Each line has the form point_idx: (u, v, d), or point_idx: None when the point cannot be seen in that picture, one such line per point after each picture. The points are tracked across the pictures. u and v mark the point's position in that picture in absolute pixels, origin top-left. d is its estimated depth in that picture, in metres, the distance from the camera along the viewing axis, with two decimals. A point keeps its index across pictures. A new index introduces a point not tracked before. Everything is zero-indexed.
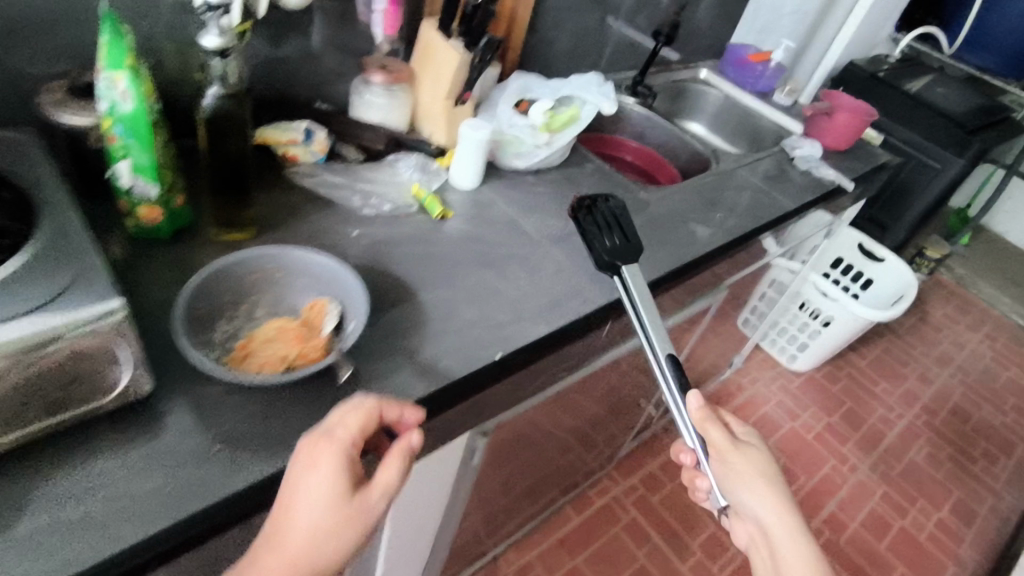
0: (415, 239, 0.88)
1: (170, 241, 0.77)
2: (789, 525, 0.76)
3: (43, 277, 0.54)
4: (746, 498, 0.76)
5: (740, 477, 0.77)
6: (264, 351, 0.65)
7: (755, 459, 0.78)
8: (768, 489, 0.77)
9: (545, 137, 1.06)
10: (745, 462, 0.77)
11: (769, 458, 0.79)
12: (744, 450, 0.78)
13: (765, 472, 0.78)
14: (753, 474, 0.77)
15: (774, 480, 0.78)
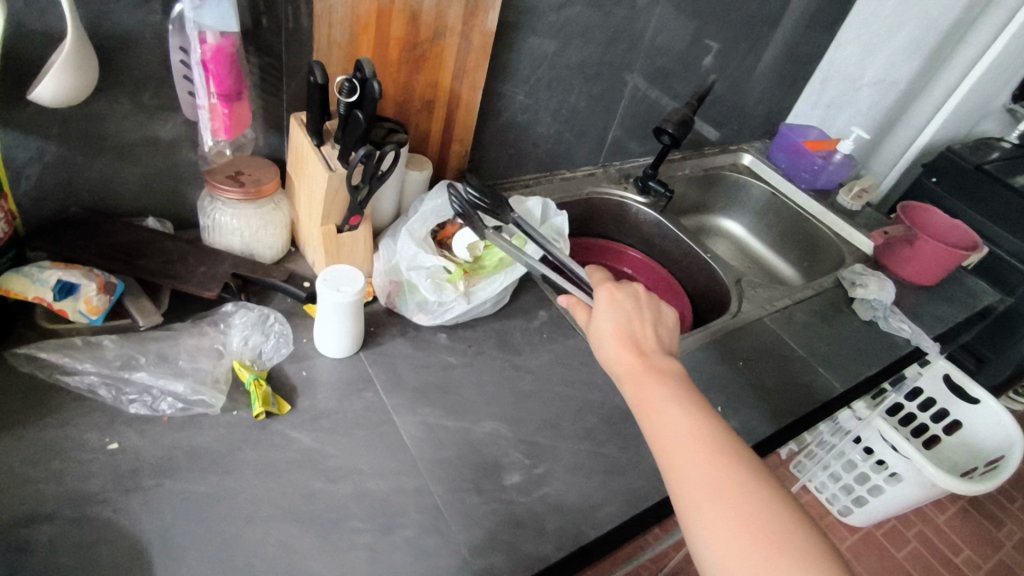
0: (208, 461, 0.57)
1: None
2: (645, 374, 0.59)
3: None
4: (606, 356, 0.63)
5: (597, 333, 0.64)
6: None
7: (619, 313, 0.64)
8: (622, 340, 0.62)
9: (459, 288, 0.74)
10: (611, 313, 0.65)
11: (630, 297, 0.66)
12: (611, 297, 0.66)
13: (623, 321, 0.64)
14: (607, 337, 0.63)
15: (624, 319, 0.64)
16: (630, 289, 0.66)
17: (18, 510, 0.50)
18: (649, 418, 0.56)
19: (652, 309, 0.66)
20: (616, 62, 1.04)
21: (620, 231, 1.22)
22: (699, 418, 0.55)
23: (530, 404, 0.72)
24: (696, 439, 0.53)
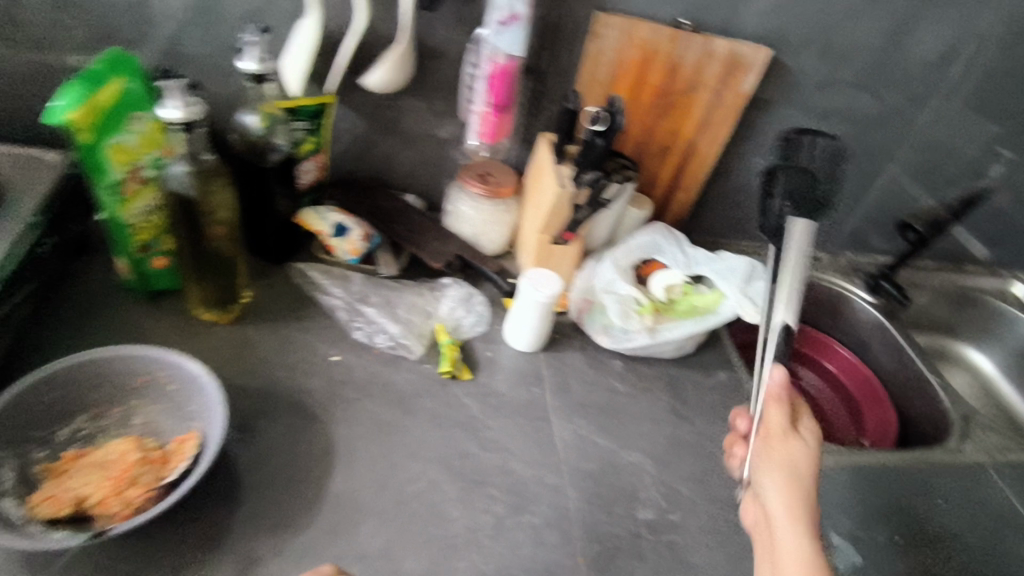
0: (393, 395, 0.67)
1: (145, 302, 0.70)
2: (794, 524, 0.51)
3: None
4: (763, 482, 0.55)
5: (765, 454, 0.56)
6: (51, 482, 0.51)
7: (801, 457, 0.55)
8: (785, 482, 0.53)
9: (646, 321, 0.77)
10: (793, 449, 0.56)
11: (811, 445, 0.57)
12: (806, 441, 0.57)
13: (804, 469, 0.55)
14: (771, 471, 0.55)
15: (791, 463, 0.55)
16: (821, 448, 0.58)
17: (260, 379, 0.65)
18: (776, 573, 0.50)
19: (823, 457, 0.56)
20: (875, 149, 0.97)
21: (833, 324, 1.12)
22: None
23: (684, 453, 0.70)
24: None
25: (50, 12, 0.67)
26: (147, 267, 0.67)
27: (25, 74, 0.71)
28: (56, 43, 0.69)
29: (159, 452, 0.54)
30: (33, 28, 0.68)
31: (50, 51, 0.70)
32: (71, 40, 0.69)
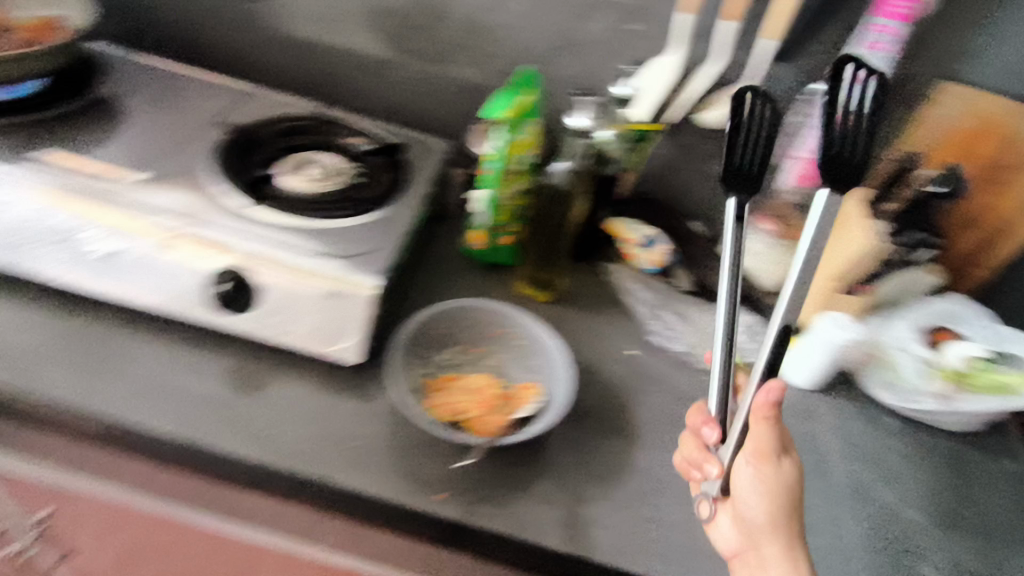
0: (682, 395, 0.74)
1: (481, 270, 0.84)
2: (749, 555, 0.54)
3: (351, 247, 0.67)
4: (747, 501, 0.54)
5: (760, 478, 0.53)
6: (437, 395, 0.64)
7: (777, 493, 0.53)
8: (784, 501, 0.54)
9: (944, 388, 0.75)
10: (776, 483, 0.53)
11: (794, 462, 0.55)
12: (790, 477, 0.54)
13: (772, 509, 0.53)
14: (756, 491, 0.54)
15: (784, 487, 0.54)
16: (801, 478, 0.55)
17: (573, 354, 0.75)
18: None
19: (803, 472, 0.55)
20: None
21: None
22: None
23: (963, 526, 0.69)
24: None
25: (462, 32, 0.85)
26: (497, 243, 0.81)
27: (425, 77, 0.89)
28: (456, 55, 0.87)
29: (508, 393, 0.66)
30: (445, 40, 0.86)
31: (450, 59, 0.88)
32: (469, 53, 0.87)
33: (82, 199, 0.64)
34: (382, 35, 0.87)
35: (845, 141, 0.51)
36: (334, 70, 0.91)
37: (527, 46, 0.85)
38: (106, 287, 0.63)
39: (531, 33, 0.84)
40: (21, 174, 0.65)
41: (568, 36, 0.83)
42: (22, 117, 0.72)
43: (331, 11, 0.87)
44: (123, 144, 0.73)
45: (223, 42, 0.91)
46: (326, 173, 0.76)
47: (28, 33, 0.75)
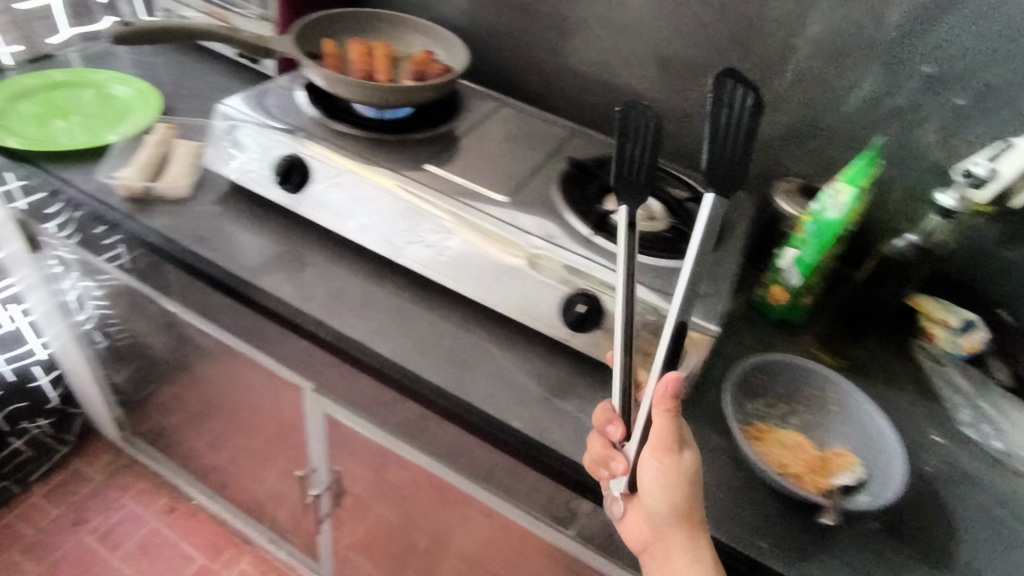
0: (999, 497, 0.69)
1: (770, 326, 0.84)
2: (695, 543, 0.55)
3: (684, 287, 0.71)
4: (671, 500, 0.55)
5: (680, 476, 0.55)
6: (760, 445, 0.66)
7: (673, 489, 0.55)
8: (689, 495, 0.55)
9: None
10: (678, 477, 0.55)
11: (696, 452, 0.56)
12: (684, 467, 0.55)
13: (679, 504, 0.55)
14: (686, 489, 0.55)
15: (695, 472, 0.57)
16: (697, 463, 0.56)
17: None
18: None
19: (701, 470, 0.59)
20: None
21: None
22: None
23: None
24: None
25: (782, 90, 0.89)
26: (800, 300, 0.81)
27: (733, 130, 0.95)
28: (770, 111, 0.91)
29: (824, 457, 0.66)
30: (763, 95, 0.91)
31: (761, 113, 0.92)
32: (782, 111, 0.91)
33: (462, 209, 0.74)
34: (702, 91, 0.95)
35: (722, 139, 0.52)
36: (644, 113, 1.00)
37: (850, 110, 0.86)
38: (473, 286, 0.74)
39: (858, 96, 0.85)
40: (418, 178, 0.78)
41: (901, 104, 0.83)
42: (410, 134, 0.86)
43: (656, 61, 0.95)
44: (484, 164, 0.84)
45: (551, 79, 1.04)
46: (653, 214, 0.81)
47: (425, 68, 0.89)
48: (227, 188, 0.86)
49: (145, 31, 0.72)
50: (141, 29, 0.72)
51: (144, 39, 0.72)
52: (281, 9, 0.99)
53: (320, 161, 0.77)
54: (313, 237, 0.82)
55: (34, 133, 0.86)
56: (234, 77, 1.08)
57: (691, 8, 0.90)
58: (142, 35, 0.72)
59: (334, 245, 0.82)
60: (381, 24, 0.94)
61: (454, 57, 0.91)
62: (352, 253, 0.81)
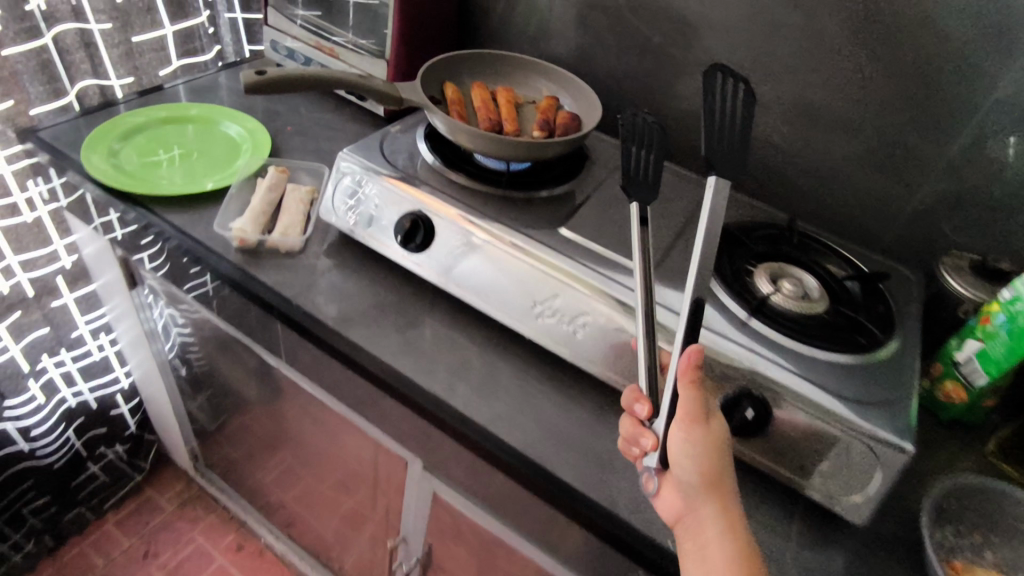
0: None
1: (943, 426, 0.74)
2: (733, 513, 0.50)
3: (863, 389, 0.60)
4: (703, 472, 0.50)
5: (709, 445, 0.51)
6: None
7: (703, 457, 0.50)
8: (719, 463, 0.51)
9: None
10: (712, 447, 0.51)
11: (721, 421, 0.53)
12: (716, 435, 0.51)
13: (709, 471, 0.50)
14: (716, 455, 0.51)
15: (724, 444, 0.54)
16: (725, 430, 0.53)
17: None
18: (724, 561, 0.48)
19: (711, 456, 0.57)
20: None
21: None
22: None
23: None
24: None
25: (954, 150, 0.78)
26: (981, 399, 0.71)
27: (885, 190, 0.84)
28: (935, 171, 0.80)
29: None
30: (928, 155, 0.80)
31: (923, 174, 0.81)
32: (948, 174, 0.80)
33: (604, 282, 0.66)
34: (854, 149, 0.84)
35: (716, 130, 0.58)
36: (779, 165, 0.90)
37: None
38: (610, 369, 0.65)
39: None
40: (552, 243, 0.71)
41: None
42: (535, 190, 0.78)
43: (799, 109, 0.85)
44: (614, 225, 0.76)
45: (671, 121, 0.95)
46: (811, 294, 0.71)
47: (555, 118, 0.82)
48: (334, 236, 0.80)
49: (273, 82, 0.67)
50: (269, 80, 0.66)
51: (271, 91, 0.67)
52: (393, 43, 0.94)
53: (447, 219, 0.72)
54: (425, 297, 0.75)
55: (140, 174, 0.82)
56: (336, 111, 1.04)
57: (852, 57, 0.79)
58: (268, 87, 0.67)
59: (447, 306, 0.75)
60: (505, 64, 0.88)
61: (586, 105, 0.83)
62: (468, 317, 0.74)
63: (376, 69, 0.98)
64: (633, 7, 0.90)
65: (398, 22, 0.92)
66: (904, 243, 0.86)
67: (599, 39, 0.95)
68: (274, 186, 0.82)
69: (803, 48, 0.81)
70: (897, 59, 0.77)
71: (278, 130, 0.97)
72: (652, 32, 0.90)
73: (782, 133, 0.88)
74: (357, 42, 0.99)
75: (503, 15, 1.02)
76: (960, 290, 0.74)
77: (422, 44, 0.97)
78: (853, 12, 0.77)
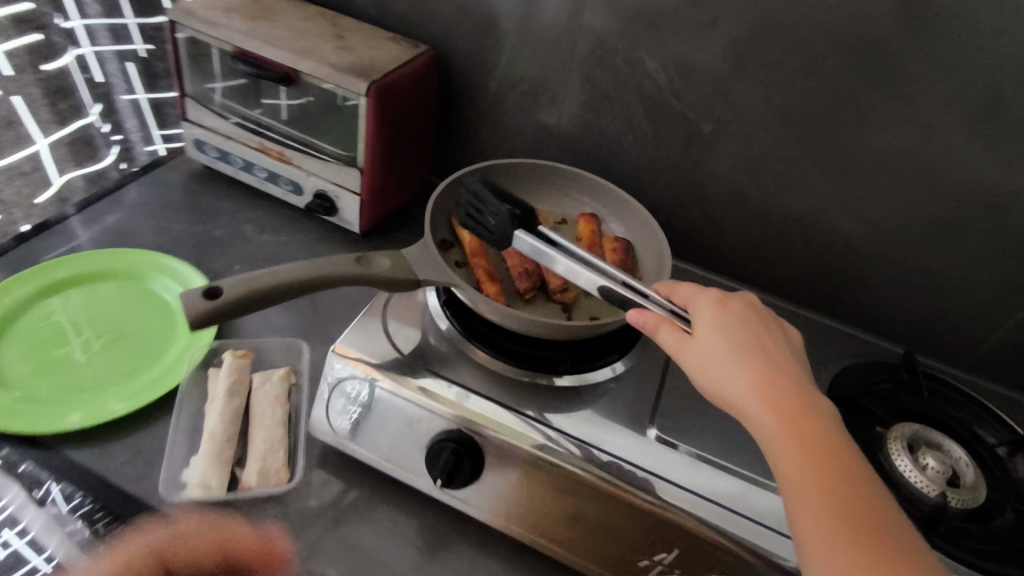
0: None
1: None
2: (791, 408, 0.43)
3: None
4: (732, 389, 0.45)
5: (708, 359, 0.46)
6: None
7: (696, 354, 0.47)
8: (716, 353, 0.46)
9: None
10: (705, 344, 0.47)
11: (710, 314, 0.49)
12: (700, 334, 0.47)
13: (703, 368, 0.46)
14: (730, 363, 0.46)
15: (748, 333, 0.48)
16: (711, 322, 0.48)
17: None
18: (814, 473, 0.40)
19: (782, 331, 0.50)
20: None
21: None
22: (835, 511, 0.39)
23: None
24: (851, 482, 0.40)
25: None
26: None
27: (992, 299, 0.70)
28: None
29: None
30: None
31: None
32: None
33: (734, 525, 0.49)
34: (958, 257, 0.69)
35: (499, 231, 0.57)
36: (857, 265, 0.75)
37: None
38: None
39: None
40: (652, 461, 0.53)
41: None
42: (602, 366, 0.59)
43: (889, 209, 0.69)
44: (704, 413, 0.59)
45: (721, 216, 0.78)
46: (963, 479, 0.58)
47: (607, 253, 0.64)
48: (330, 452, 0.59)
49: (237, 303, 0.43)
50: (231, 301, 0.43)
51: (236, 318, 0.44)
52: (369, 145, 0.71)
53: (500, 444, 0.52)
54: (471, 536, 0.56)
55: (38, 395, 0.57)
56: (293, 229, 0.80)
57: (967, 159, 0.62)
58: (230, 314, 0.43)
59: (503, 542, 0.56)
60: (521, 174, 0.68)
61: (644, 231, 0.65)
62: (533, 557, 0.56)
63: (344, 178, 0.74)
64: (675, 88, 0.70)
65: (371, 122, 0.69)
66: (1007, 351, 0.73)
67: (628, 121, 0.75)
68: (234, 388, 0.59)
69: (901, 143, 0.64)
70: None
71: (222, 274, 0.73)
72: (699, 116, 0.71)
73: (859, 234, 0.72)
74: (313, 144, 0.75)
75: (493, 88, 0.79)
76: None
77: (401, 140, 0.75)
78: (972, 104, 0.59)
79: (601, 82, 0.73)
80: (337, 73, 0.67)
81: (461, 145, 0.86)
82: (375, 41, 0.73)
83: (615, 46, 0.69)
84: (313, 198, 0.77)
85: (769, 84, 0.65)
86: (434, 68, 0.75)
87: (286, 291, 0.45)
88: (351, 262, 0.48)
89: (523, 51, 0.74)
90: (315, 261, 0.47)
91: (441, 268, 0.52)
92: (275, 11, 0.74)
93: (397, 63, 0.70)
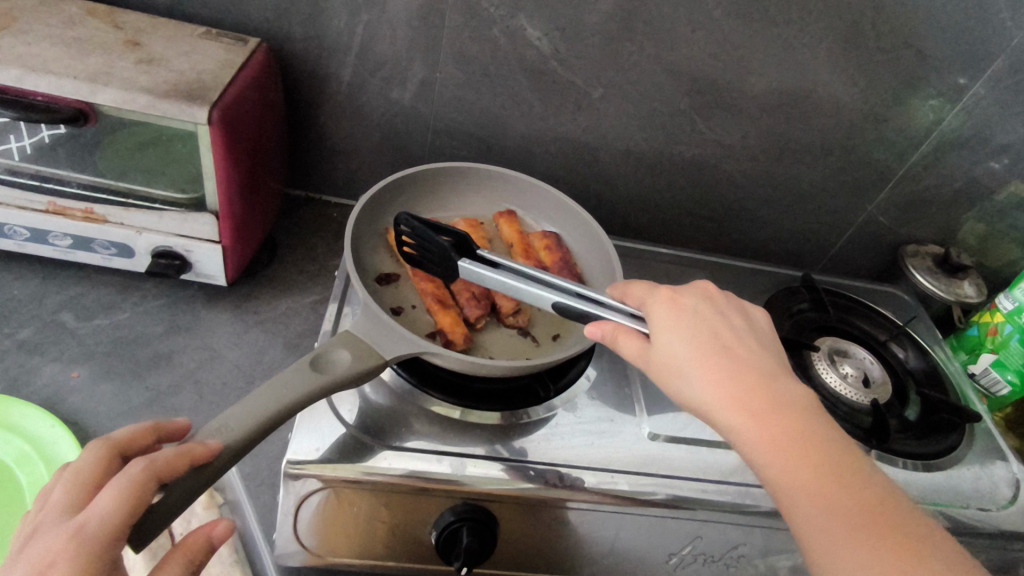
0: None
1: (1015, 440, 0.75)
2: (764, 401, 0.40)
3: (998, 488, 0.59)
4: (695, 385, 0.41)
5: (667, 360, 0.42)
6: None
7: (663, 357, 0.43)
8: (677, 353, 0.42)
9: None
10: (665, 344, 0.43)
11: (665, 311, 0.44)
12: (662, 336, 0.43)
13: (673, 370, 0.42)
14: (688, 362, 0.42)
15: (704, 327, 0.44)
16: (667, 318, 0.44)
17: None
18: (794, 464, 0.38)
19: (737, 313, 0.47)
20: None
21: None
22: (823, 483, 0.37)
23: None
24: (833, 471, 0.37)
25: (918, 165, 0.74)
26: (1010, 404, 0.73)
27: (848, 208, 0.79)
28: (897, 184, 0.76)
29: None
30: (892, 170, 0.75)
31: (884, 187, 0.77)
32: (908, 182, 0.76)
33: (752, 497, 0.51)
34: (822, 175, 0.76)
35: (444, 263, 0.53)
36: (740, 199, 0.79)
37: (990, 174, 0.74)
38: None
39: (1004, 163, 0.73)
40: (655, 461, 0.53)
41: None
42: (576, 379, 0.57)
43: (765, 146, 0.73)
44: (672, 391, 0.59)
45: (615, 175, 0.76)
46: (874, 376, 0.66)
47: (544, 252, 0.60)
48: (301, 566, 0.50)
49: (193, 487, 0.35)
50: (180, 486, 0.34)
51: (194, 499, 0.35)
52: (221, 182, 0.56)
53: (510, 502, 0.49)
54: None
55: None
56: (130, 300, 0.62)
57: (827, 86, 0.67)
58: (189, 497, 0.35)
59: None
60: (424, 181, 0.62)
61: (577, 221, 0.63)
62: None
63: (190, 227, 0.58)
64: (560, 54, 0.65)
65: (219, 154, 0.54)
66: (859, 249, 0.84)
67: (512, 96, 0.68)
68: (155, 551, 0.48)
69: (776, 83, 0.67)
70: (875, 79, 0.66)
71: (59, 390, 0.55)
72: (588, 81, 0.67)
73: (741, 171, 0.76)
74: (132, 190, 0.57)
75: (343, 77, 0.66)
76: (927, 286, 0.76)
77: (255, 164, 0.60)
78: (832, 40, 0.63)
79: (477, 55, 0.65)
80: (155, 100, 0.50)
81: (317, 146, 0.72)
82: (185, 42, 0.56)
83: (490, 16, 0.62)
84: (151, 258, 0.60)
85: (655, 41, 0.64)
86: (272, 63, 0.61)
87: (245, 440, 0.36)
88: (308, 372, 0.41)
89: (379, 30, 0.62)
90: (265, 386, 0.39)
91: (400, 335, 0.45)
92: (19, 19, 0.53)
93: (231, 70, 0.55)
